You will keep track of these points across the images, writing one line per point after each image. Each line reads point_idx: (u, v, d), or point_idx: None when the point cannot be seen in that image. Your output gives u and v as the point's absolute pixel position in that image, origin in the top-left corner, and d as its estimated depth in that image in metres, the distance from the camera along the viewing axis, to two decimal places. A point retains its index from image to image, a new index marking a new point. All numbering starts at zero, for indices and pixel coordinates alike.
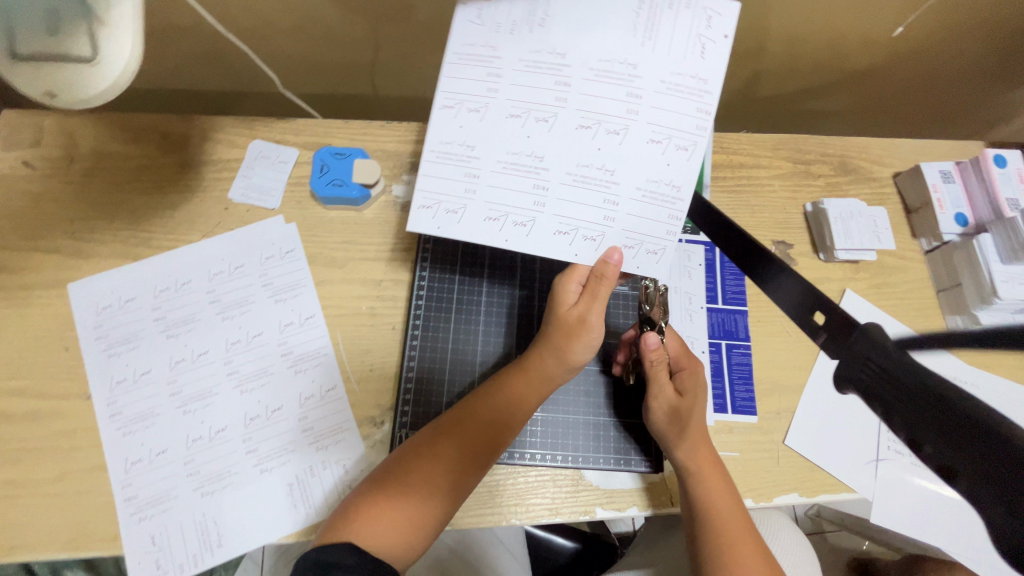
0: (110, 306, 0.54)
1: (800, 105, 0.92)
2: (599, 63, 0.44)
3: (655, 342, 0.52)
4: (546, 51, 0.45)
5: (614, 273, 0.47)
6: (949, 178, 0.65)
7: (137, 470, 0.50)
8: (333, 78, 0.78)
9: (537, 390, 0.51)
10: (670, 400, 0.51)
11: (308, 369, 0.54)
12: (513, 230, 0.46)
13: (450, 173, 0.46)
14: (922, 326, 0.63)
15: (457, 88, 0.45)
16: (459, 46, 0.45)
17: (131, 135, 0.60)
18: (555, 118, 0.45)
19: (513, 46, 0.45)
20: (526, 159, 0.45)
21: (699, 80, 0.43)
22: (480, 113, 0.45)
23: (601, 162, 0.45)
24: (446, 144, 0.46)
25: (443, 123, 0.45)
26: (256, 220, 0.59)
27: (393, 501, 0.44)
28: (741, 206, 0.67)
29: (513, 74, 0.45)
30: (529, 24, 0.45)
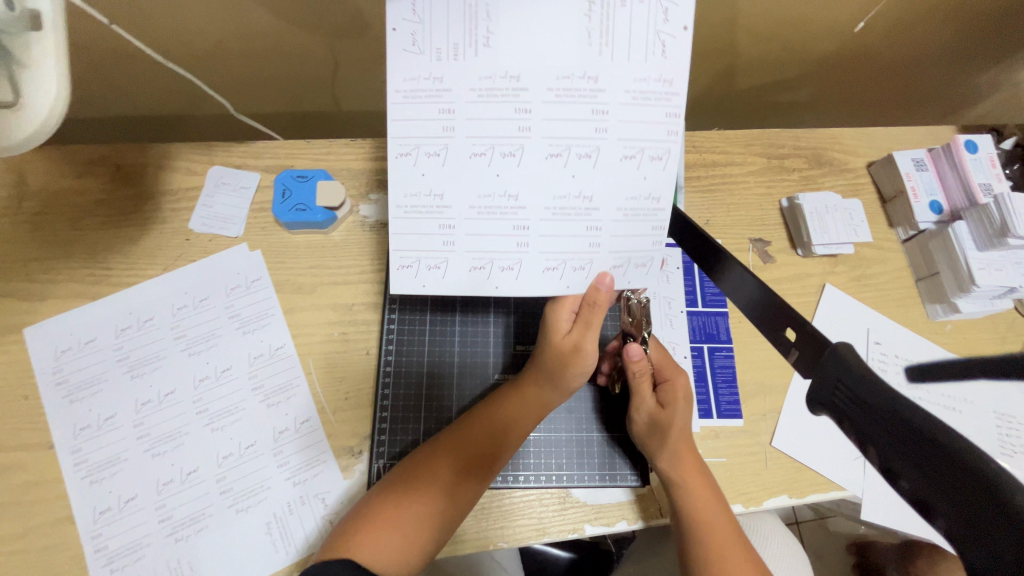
0: (70, 350, 0.52)
1: (770, 98, 0.91)
2: (558, 81, 0.40)
3: (638, 353, 0.50)
4: (499, 74, 0.40)
5: (605, 301, 0.47)
6: (922, 165, 0.64)
7: (107, 519, 0.48)
8: (294, 93, 0.77)
9: (537, 408, 0.50)
10: (653, 412, 0.50)
11: (281, 401, 0.52)
12: (500, 275, 0.46)
13: (427, 227, 0.44)
14: (900, 318, 0.63)
15: (409, 133, 0.42)
16: (399, 86, 0.41)
17: (84, 169, 0.58)
18: (522, 150, 0.42)
19: (460, 74, 0.40)
20: (499, 199, 0.43)
21: (662, 81, 0.41)
22: (440, 157, 0.42)
23: (577, 190, 0.43)
24: (414, 197, 0.43)
25: (406, 177, 0.43)
26: (219, 249, 0.57)
27: (392, 520, 0.43)
28: (716, 205, 0.66)
29: (467, 106, 0.41)
30: (472, 43, 0.40)
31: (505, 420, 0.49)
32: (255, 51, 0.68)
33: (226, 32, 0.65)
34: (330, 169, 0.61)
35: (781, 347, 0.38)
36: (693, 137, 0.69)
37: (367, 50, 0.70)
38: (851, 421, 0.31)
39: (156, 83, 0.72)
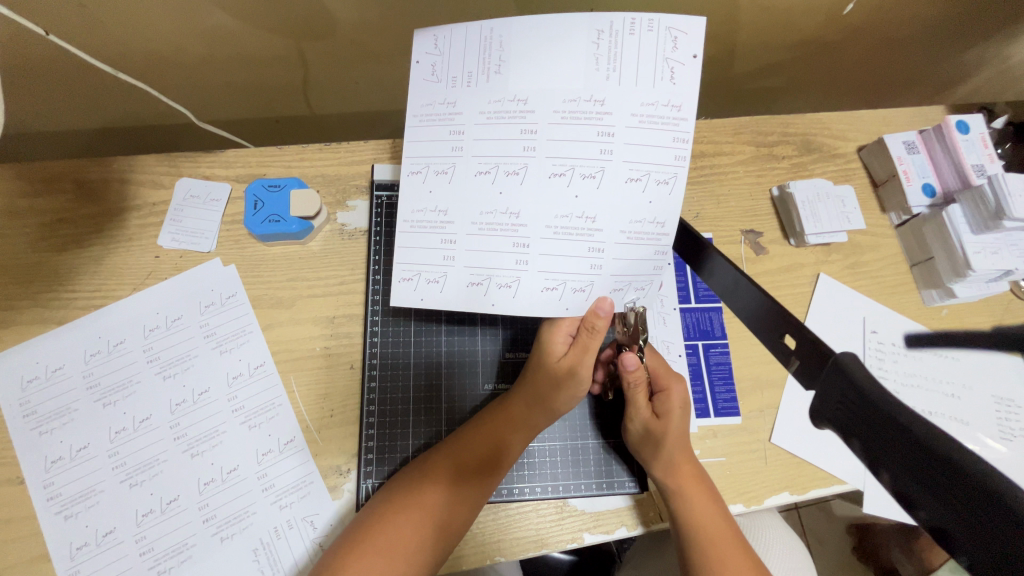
0: (37, 379, 0.50)
1: (754, 84, 0.90)
2: (564, 104, 0.42)
3: (634, 363, 0.48)
4: (507, 98, 0.43)
5: (604, 327, 0.46)
6: (914, 148, 0.63)
7: (84, 556, 0.46)
8: (265, 96, 0.75)
9: (530, 427, 0.49)
10: (647, 420, 0.49)
11: (263, 423, 0.50)
12: (498, 293, 0.45)
13: (428, 241, 0.45)
14: (895, 304, 0.62)
15: (420, 152, 0.44)
16: (417, 110, 0.44)
17: (43, 188, 0.55)
18: (526, 169, 0.43)
19: (472, 99, 0.43)
20: (501, 216, 0.44)
21: (671, 106, 0.41)
22: (448, 175, 0.44)
23: (580, 210, 0.43)
24: (419, 213, 0.45)
25: (414, 191, 0.45)
26: (191, 265, 0.54)
27: (377, 551, 0.41)
28: (706, 196, 0.65)
29: (476, 128, 0.43)
30: (484, 72, 0.43)
31: (496, 440, 0.47)
32: (221, 55, 0.65)
33: (188, 38, 0.62)
34: (305, 176, 0.59)
35: (779, 356, 0.35)
36: None
37: (338, 50, 0.67)
38: (857, 437, 0.29)
39: (118, 92, 0.69)
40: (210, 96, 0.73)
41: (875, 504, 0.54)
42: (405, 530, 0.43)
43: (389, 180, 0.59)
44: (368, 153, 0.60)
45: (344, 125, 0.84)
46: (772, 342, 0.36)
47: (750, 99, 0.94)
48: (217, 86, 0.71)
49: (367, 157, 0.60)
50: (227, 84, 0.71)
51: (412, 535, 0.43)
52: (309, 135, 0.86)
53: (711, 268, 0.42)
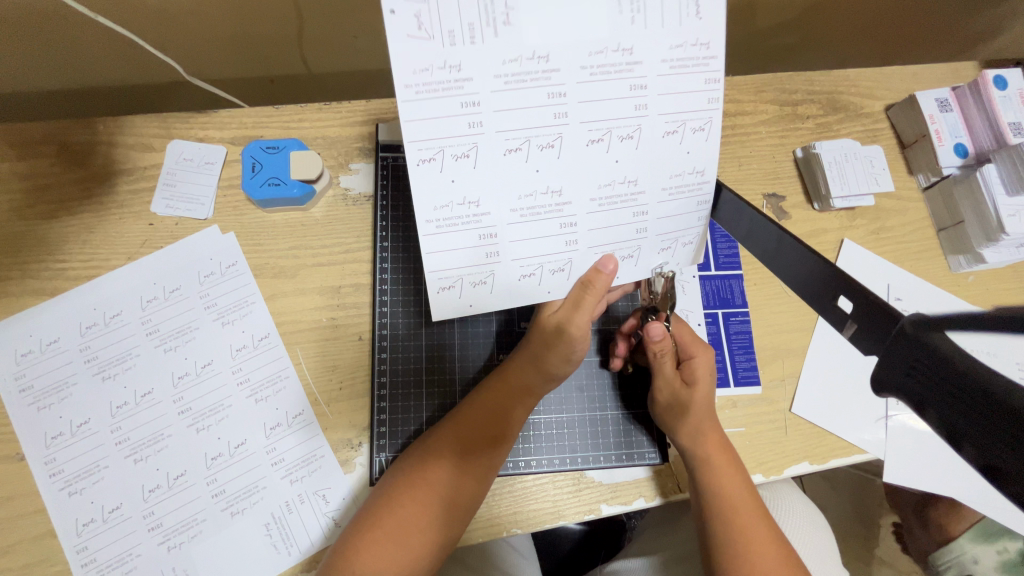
0: (31, 353, 0.48)
1: (771, 41, 0.87)
2: (592, 58, 0.34)
3: (659, 333, 0.46)
4: (527, 55, 0.33)
5: (603, 288, 0.41)
6: (946, 106, 0.59)
7: (92, 532, 0.44)
8: (260, 54, 0.72)
9: (532, 393, 0.47)
10: (676, 390, 0.47)
11: (270, 396, 0.48)
12: (551, 279, 0.41)
13: (465, 240, 0.38)
14: (920, 272, 0.60)
15: (426, 134, 0.34)
16: (407, 79, 0.32)
17: (25, 150, 0.52)
18: (562, 140, 0.36)
19: (481, 60, 0.33)
20: (541, 198, 0.37)
21: (700, 44, 0.35)
22: (471, 159, 0.35)
23: (622, 175, 0.38)
24: (444, 210, 0.36)
25: (431, 185, 0.35)
26: (187, 233, 0.52)
27: (389, 527, 0.40)
28: (727, 158, 0.62)
29: (495, 97, 0.34)
30: (490, 23, 0.32)
31: (501, 409, 0.46)
32: (210, 6, 0.61)
33: None
34: (304, 138, 0.55)
35: (835, 321, 0.34)
36: None
37: None
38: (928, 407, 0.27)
39: (101, 46, 0.65)
40: (201, 52, 0.69)
41: (895, 473, 0.53)
42: (416, 507, 0.42)
43: (394, 141, 0.56)
44: (371, 113, 0.56)
45: (340, 84, 0.80)
46: (824, 307, 0.35)
47: (766, 57, 0.90)
48: (207, 39, 0.67)
49: (370, 118, 0.56)
50: (215, 36, 0.67)
51: (422, 511, 0.42)
52: (304, 97, 0.81)
53: (749, 223, 0.40)
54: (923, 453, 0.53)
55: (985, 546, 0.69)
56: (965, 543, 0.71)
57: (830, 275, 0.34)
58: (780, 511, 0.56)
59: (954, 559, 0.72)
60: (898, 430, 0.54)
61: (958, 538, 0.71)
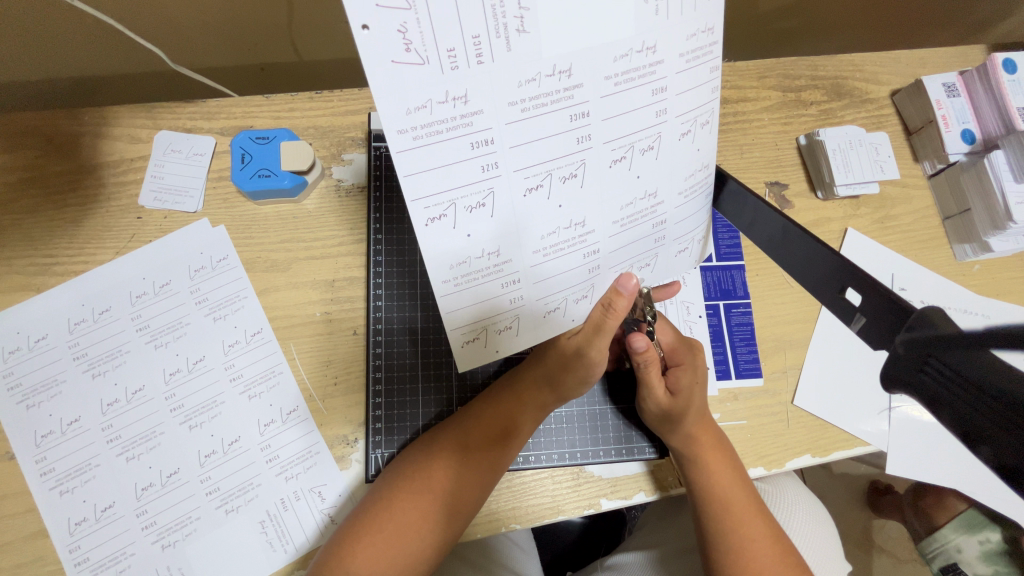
0: (19, 351, 0.47)
1: (770, 25, 0.86)
2: (616, 64, 0.29)
3: (644, 345, 0.44)
4: (545, 72, 0.28)
5: (626, 308, 0.38)
6: (953, 91, 0.58)
7: (84, 531, 0.44)
8: (252, 40, 0.70)
9: (541, 404, 0.46)
10: (660, 400, 0.46)
11: (264, 393, 0.47)
12: (575, 308, 0.38)
13: (487, 290, 0.34)
14: (925, 260, 0.59)
15: (433, 187, 0.29)
16: (404, 123, 0.26)
17: (9, 143, 0.51)
18: (585, 167, 0.31)
19: (490, 87, 0.27)
20: (565, 232, 0.34)
21: (705, 29, 0.31)
22: (488, 206, 0.30)
23: (643, 190, 0.34)
24: (462, 265, 0.32)
25: (444, 241, 0.31)
26: (177, 226, 0.50)
27: (386, 532, 0.40)
28: (729, 146, 0.60)
29: (510, 128, 0.29)
30: (499, 33, 0.26)
31: (508, 415, 0.45)
32: None
33: None
34: (295, 128, 0.54)
35: (842, 314, 0.33)
36: None
37: None
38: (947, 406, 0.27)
39: (90, 34, 0.64)
40: (191, 39, 0.68)
41: (897, 464, 0.52)
42: (415, 512, 0.41)
43: None
44: (363, 102, 0.55)
45: (331, 74, 0.78)
46: (831, 300, 0.34)
47: (767, 43, 0.89)
48: (194, 24, 0.65)
49: (363, 107, 0.55)
50: (203, 18, 0.65)
51: (421, 516, 0.41)
52: (294, 86, 0.80)
53: (754, 214, 0.38)
54: (927, 444, 0.53)
55: (967, 536, 0.71)
56: (948, 533, 0.72)
57: (836, 266, 0.32)
58: (780, 503, 0.55)
59: (939, 549, 0.74)
60: (902, 423, 0.53)
61: (942, 527, 0.73)
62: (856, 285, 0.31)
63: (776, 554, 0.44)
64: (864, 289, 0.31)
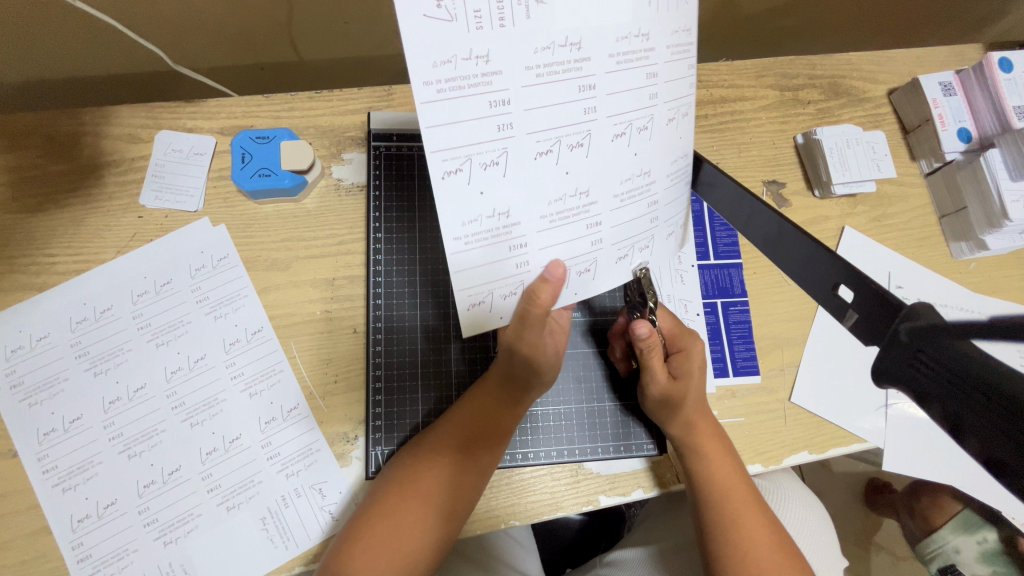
0: (21, 349, 0.47)
1: (767, 25, 0.87)
2: (618, 44, 0.30)
3: (645, 330, 0.44)
4: (557, 42, 0.29)
5: (551, 301, 0.36)
6: (950, 90, 0.58)
7: (87, 528, 0.44)
8: (253, 41, 0.71)
9: (509, 402, 0.46)
10: (665, 386, 0.46)
11: (264, 390, 0.48)
12: (578, 280, 0.38)
13: (495, 253, 0.33)
14: (922, 258, 0.59)
15: (451, 139, 0.28)
16: (429, 74, 0.27)
17: (11, 142, 0.51)
18: (590, 137, 0.32)
19: (510, 48, 0.28)
20: (570, 201, 0.33)
21: (685, 29, 0.32)
22: (501, 165, 0.30)
23: (641, 167, 0.34)
24: (471, 224, 0.32)
25: (457, 199, 0.30)
26: (178, 226, 0.51)
27: (380, 529, 0.40)
28: (727, 145, 0.60)
29: (525, 92, 0.29)
30: (520, 1, 0.27)
31: (495, 414, 0.45)
32: None
33: None
34: (295, 127, 0.54)
35: (836, 311, 0.34)
36: (700, 68, 0.61)
37: None
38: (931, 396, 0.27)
39: (92, 37, 0.64)
40: (192, 40, 0.68)
41: (893, 461, 0.53)
42: (407, 510, 0.41)
43: (388, 130, 0.55)
44: (363, 101, 0.56)
45: (330, 73, 0.79)
46: (825, 296, 0.34)
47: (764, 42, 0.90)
48: (195, 26, 0.66)
49: (362, 107, 0.55)
50: (204, 19, 0.65)
51: (414, 513, 0.41)
52: (293, 86, 0.80)
53: (749, 213, 0.38)
54: (923, 441, 0.53)
55: (965, 536, 0.71)
56: (947, 533, 0.72)
57: (830, 261, 0.33)
58: (778, 500, 0.55)
59: (937, 550, 0.74)
60: (899, 420, 0.54)
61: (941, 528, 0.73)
62: (851, 280, 0.32)
63: (774, 547, 0.44)
64: (857, 284, 0.31)
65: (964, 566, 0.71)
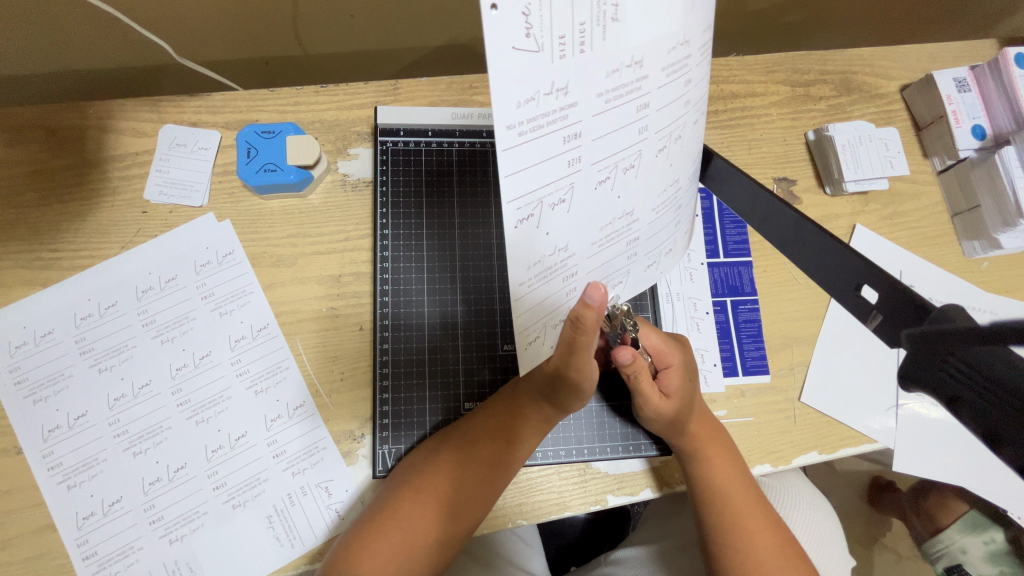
0: (25, 345, 0.47)
1: (776, 20, 0.86)
2: (672, 53, 0.27)
3: (630, 356, 0.41)
4: (625, 62, 0.25)
5: (596, 322, 0.31)
6: (964, 86, 0.57)
7: (92, 525, 0.44)
8: (258, 35, 0.70)
9: (536, 417, 0.44)
10: (658, 406, 0.44)
11: (270, 387, 0.47)
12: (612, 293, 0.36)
13: (550, 290, 0.31)
14: (933, 257, 0.59)
15: (526, 187, 0.25)
16: (513, 116, 0.23)
17: (14, 136, 0.50)
18: (642, 157, 0.29)
19: (589, 75, 0.24)
20: (616, 222, 0.31)
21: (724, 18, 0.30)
22: (568, 203, 0.27)
23: (672, 176, 0.33)
24: (539, 266, 0.29)
25: (527, 245, 0.27)
26: (182, 221, 0.50)
27: (385, 529, 0.40)
28: (737, 141, 0.60)
29: (596, 121, 0.25)
30: (598, 20, 0.23)
31: (507, 421, 0.44)
32: None
33: None
34: (300, 122, 0.53)
35: (858, 312, 0.33)
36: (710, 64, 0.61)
37: None
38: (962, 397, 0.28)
39: (91, 27, 0.63)
40: (196, 34, 0.67)
41: (903, 462, 0.52)
42: (415, 513, 0.41)
43: (394, 125, 0.54)
44: (369, 96, 0.55)
45: (335, 68, 0.78)
46: (845, 296, 0.34)
47: (772, 38, 0.89)
48: (199, 19, 0.65)
49: (369, 101, 0.55)
50: (208, 13, 0.65)
51: (422, 516, 0.41)
52: (298, 80, 0.80)
53: (766, 211, 0.37)
54: (935, 442, 0.53)
55: (972, 537, 0.72)
56: (954, 534, 0.74)
57: (851, 261, 0.32)
58: (785, 499, 0.55)
59: (943, 550, 0.75)
60: (910, 420, 0.53)
61: (947, 529, 0.75)
62: (872, 281, 0.31)
63: (778, 550, 0.43)
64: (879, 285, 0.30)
65: (971, 565, 0.73)
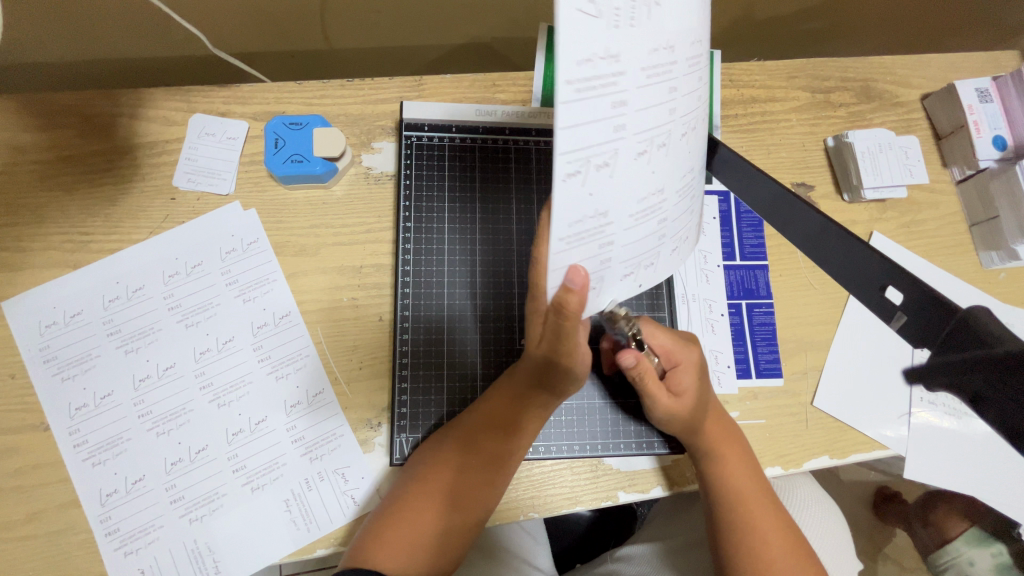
0: (55, 324, 0.48)
1: (796, 29, 0.87)
2: (692, 47, 0.30)
3: (634, 360, 0.43)
4: (660, 45, 0.27)
5: (578, 305, 0.31)
6: (986, 97, 0.57)
7: (116, 502, 0.45)
8: (286, 31, 0.72)
9: (534, 404, 0.45)
10: (669, 405, 0.45)
11: (291, 374, 0.48)
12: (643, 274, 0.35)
13: (589, 255, 0.30)
14: (951, 266, 0.58)
15: (580, 141, 0.25)
16: (573, 72, 0.24)
17: (49, 122, 0.52)
18: (670, 137, 0.30)
19: (634, 48, 0.26)
20: (649, 197, 0.31)
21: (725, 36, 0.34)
22: (611, 167, 0.27)
23: (689, 165, 0.33)
24: (578, 226, 0.28)
25: (571, 204, 0.26)
26: (209, 208, 0.51)
27: (396, 521, 0.41)
28: (756, 146, 0.60)
29: (639, 94, 0.27)
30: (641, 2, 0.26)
31: (508, 411, 0.45)
32: None
33: None
34: (326, 114, 0.54)
35: (882, 313, 0.33)
36: (732, 68, 0.61)
37: None
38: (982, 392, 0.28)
39: (118, 13, 0.64)
40: (229, 29, 0.69)
41: (915, 469, 0.52)
42: (423, 503, 0.42)
43: (419, 120, 0.55)
44: (393, 91, 0.56)
45: (358, 62, 0.80)
46: (871, 299, 0.34)
47: (792, 45, 0.90)
48: (231, 15, 0.67)
49: (393, 96, 0.56)
50: (240, 10, 0.67)
51: (430, 506, 0.42)
52: (323, 73, 0.81)
53: (787, 211, 0.38)
54: (947, 449, 0.53)
55: (980, 549, 0.72)
56: (960, 546, 0.74)
57: (871, 261, 0.32)
58: (795, 502, 0.55)
59: (949, 562, 0.75)
60: (922, 428, 0.53)
61: (954, 540, 0.74)
62: (892, 282, 0.32)
63: (789, 547, 0.44)
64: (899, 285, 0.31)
65: None
